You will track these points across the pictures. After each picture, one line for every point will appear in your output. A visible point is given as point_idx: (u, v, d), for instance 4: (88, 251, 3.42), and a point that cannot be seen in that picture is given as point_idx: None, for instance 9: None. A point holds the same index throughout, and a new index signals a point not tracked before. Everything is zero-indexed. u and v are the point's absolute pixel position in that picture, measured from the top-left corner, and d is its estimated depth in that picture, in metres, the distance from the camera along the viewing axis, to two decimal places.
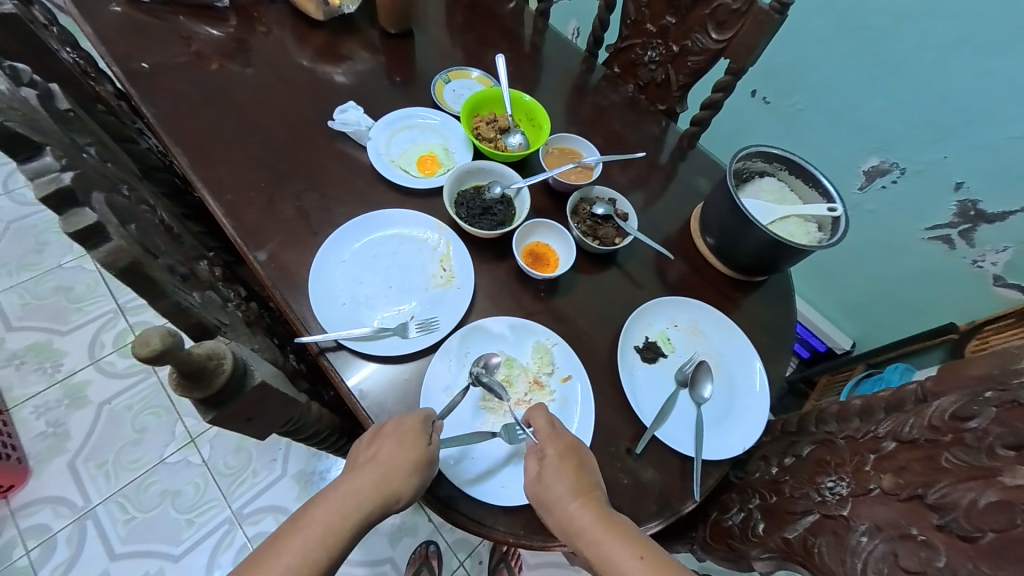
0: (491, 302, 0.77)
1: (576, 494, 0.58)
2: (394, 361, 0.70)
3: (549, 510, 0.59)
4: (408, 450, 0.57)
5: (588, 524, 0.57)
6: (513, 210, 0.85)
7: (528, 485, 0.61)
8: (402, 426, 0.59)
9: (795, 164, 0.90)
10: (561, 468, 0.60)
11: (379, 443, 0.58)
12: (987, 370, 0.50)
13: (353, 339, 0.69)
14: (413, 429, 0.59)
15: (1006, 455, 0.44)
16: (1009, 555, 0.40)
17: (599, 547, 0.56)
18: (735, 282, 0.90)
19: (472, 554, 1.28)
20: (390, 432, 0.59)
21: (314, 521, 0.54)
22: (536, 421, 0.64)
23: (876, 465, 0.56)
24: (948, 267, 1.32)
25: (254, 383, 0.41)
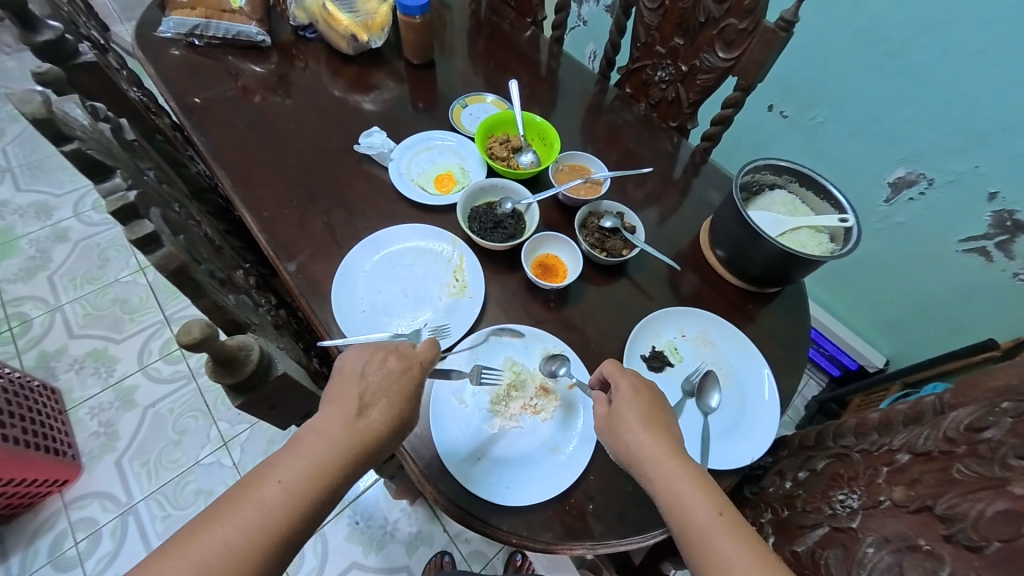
0: (502, 311, 0.80)
1: (646, 424, 0.60)
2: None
3: (619, 439, 0.61)
4: (389, 392, 0.60)
5: (661, 457, 0.58)
6: (523, 224, 0.89)
7: (598, 420, 0.64)
8: (390, 365, 0.61)
9: (806, 175, 0.91)
10: (636, 401, 0.62)
11: (365, 385, 0.60)
12: (1007, 382, 0.49)
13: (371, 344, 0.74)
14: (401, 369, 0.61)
15: (1019, 465, 0.43)
16: (1012, 565, 0.39)
17: (667, 476, 0.57)
18: (747, 293, 0.90)
19: (487, 567, 1.27)
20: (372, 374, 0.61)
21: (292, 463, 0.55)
22: (609, 368, 0.66)
23: (888, 477, 0.55)
24: (988, 281, 1.25)
25: (276, 374, 0.45)
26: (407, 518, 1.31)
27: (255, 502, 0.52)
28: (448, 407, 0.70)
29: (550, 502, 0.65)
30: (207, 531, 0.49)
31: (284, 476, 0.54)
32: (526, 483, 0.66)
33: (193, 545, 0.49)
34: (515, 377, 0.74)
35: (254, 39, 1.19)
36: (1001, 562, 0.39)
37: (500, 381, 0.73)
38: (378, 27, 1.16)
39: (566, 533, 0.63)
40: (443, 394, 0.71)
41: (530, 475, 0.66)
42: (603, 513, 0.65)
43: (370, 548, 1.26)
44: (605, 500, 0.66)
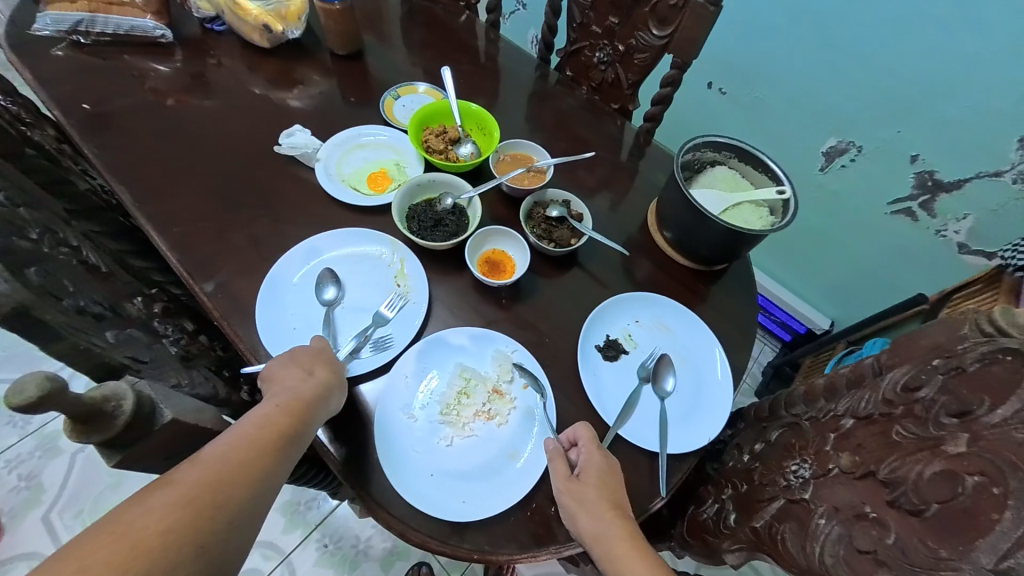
0: (450, 314, 0.76)
1: (609, 507, 0.58)
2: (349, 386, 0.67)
3: (580, 515, 0.58)
4: (326, 367, 0.62)
5: (619, 537, 0.56)
6: (466, 218, 0.84)
7: (559, 486, 0.60)
8: (319, 355, 0.63)
9: (743, 151, 0.92)
10: (602, 476, 0.60)
11: (298, 370, 0.60)
12: (936, 340, 0.50)
13: None
14: (327, 358, 0.64)
15: (951, 423, 0.44)
16: (952, 527, 0.40)
17: (623, 564, 0.56)
18: (697, 272, 0.91)
19: (466, 572, 1.24)
20: (294, 363, 0.61)
21: (242, 440, 0.50)
22: (583, 433, 0.63)
23: (836, 444, 0.55)
24: (916, 239, 1.34)
25: (163, 420, 0.41)
26: (380, 534, 1.26)
27: (216, 485, 0.45)
28: (395, 424, 0.65)
29: (512, 510, 0.62)
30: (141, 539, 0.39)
31: (238, 452, 0.49)
32: (484, 494, 0.62)
33: (138, 540, 0.38)
34: (465, 383, 0.70)
35: (152, 34, 1.06)
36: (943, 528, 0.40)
37: (452, 390, 0.69)
38: (295, 16, 1.07)
39: (530, 541, 0.61)
40: (383, 410, 0.66)
41: (487, 485, 0.63)
42: None
43: (343, 570, 1.20)
44: None
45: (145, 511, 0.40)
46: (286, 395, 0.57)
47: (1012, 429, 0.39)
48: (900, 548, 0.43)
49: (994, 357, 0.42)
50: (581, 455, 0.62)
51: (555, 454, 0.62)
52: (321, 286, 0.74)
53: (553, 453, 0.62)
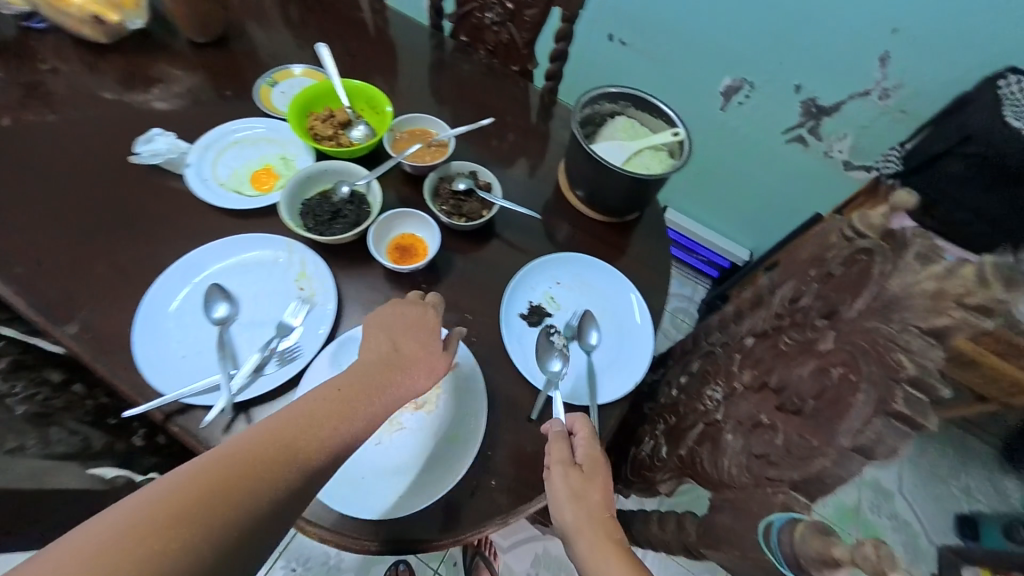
0: (363, 309, 0.71)
1: (594, 500, 0.59)
2: (259, 405, 0.61)
3: (568, 509, 0.58)
4: (409, 344, 0.63)
5: (596, 532, 0.57)
6: (367, 206, 0.78)
7: (551, 476, 0.60)
8: (408, 326, 0.64)
9: (638, 98, 0.93)
10: (592, 470, 0.60)
11: (379, 344, 0.62)
12: (810, 253, 0.54)
13: (199, 394, 0.60)
14: (414, 330, 0.64)
15: (822, 324, 0.48)
16: (824, 417, 0.44)
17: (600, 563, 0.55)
18: (612, 225, 0.92)
19: (445, 559, 1.21)
20: (376, 337, 0.63)
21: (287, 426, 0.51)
22: (580, 425, 0.63)
23: (740, 364, 0.59)
24: (809, 163, 1.44)
25: None
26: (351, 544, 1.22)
27: (239, 478, 0.46)
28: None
29: (454, 491, 0.62)
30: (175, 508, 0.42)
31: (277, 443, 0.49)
32: (421, 485, 0.61)
33: (166, 509, 0.42)
34: None
35: None
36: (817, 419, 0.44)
37: None
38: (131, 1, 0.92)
39: (476, 517, 0.61)
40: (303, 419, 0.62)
41: (423, 474, 0.62)
42: (508, 485, 0.63)
43: None
44: (510, 472, 0.64)
45: (161, 495, 0.42)
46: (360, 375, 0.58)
47: (864, 319, 0.43)
48: (787, 445, 0.46)
49: (855, 259, 0.46)
50: (580, 446, 0.62)
51: (558, 444, 0.61)
52: (209, 305, 0.66)
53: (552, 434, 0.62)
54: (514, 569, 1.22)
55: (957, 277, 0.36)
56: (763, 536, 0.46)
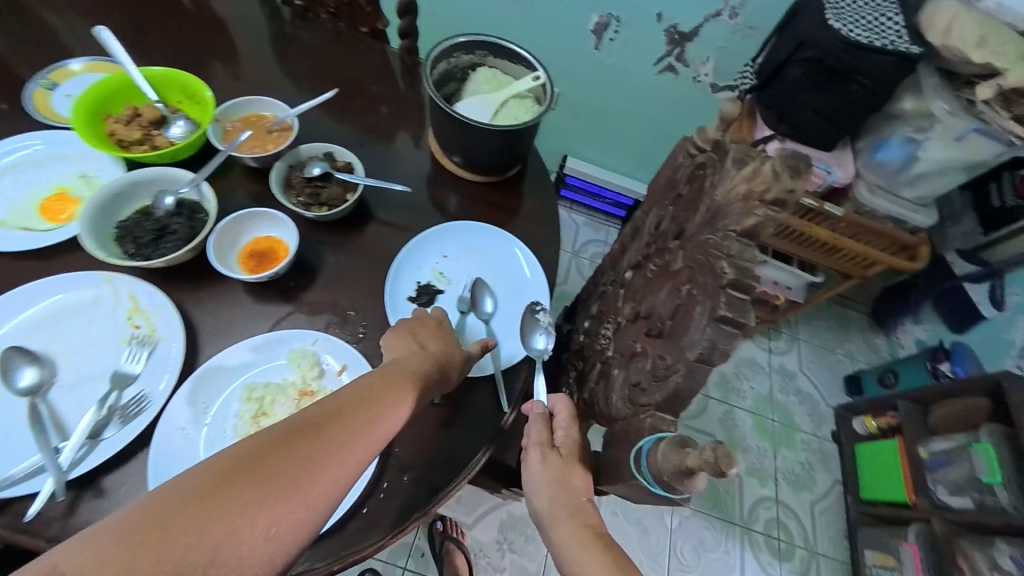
0: (224, 333, 0.62)
1: (570, 484, 0.54)
2: (107, 474, 0.51)
3: (540, 495, 0.54)
4: (437, 342, 0.61)
5: (571, 523, 0.51)
6: (201, 214, 0.66)
7: (530, 460, 0.56)
8: (421, 329, 0.63)
9: (494, 45, 0.87)
10: (570, 454, 0.56)
11: (407, 348, 0.60)
12: (665, 178, 0.57)
13: (17, 483, 0.49)
14: (438, 331, 0.64)
15: (674, 244, 0.49)
16: (677, 333, 0.41)
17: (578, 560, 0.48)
18: (496, 185, 0.89)
19: (411, 553, 1.20)
20: (407, 339, 0.61)
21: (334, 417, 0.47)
22: (560, 403, 0.60)
23: (624, 297, 0.62)
24: (683, 91, 1.50)
25: None
26: None
27: (288, 471, 0.42)
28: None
29: (362, 501, 0.57)
30: (179, 521, 0.36)
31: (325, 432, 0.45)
32: None
33: (166, 518, 0.36)
34: (260, 403, 0.58)
35: None
36: (673, 336, 0.41)
37: (243, 419, 0.57)
38: None
39: (390, 520, 0.57)
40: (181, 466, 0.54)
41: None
42: (422, 476, 0.60)
43: None
44: (421, 464, 0.60)
45: (190, 492, 0.38)
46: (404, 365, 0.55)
47: (700, 233, 0.42)
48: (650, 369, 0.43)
49: (696, 174, 0.51)
50: (562, 428, 0.58)
51: (538, 424, 0.58)
52: (7, 375, 0.53)
53: (533, 414, 0.59)
54: (482, 541, 1.25)
55: (760, 176, 0.36)
56: (634, 463, 0.38)
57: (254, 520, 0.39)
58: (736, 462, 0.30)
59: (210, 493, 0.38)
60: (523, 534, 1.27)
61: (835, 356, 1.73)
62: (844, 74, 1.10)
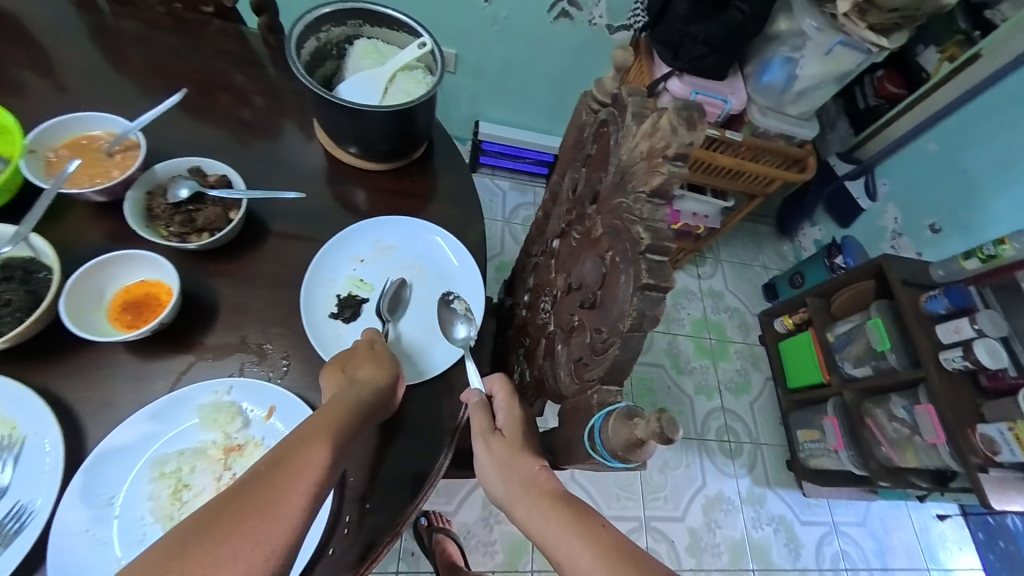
0: (110, 406, 0.53)
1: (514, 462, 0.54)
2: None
3: (494, 480, 0.55)
4: (370, 369, 0.57)
5: (529, 495, 0.52)
6: (40, 274, 0.54)
7: (477, 451, 0.56)
8: (349, 365, 0.58)
9: (366, 12, 0.77)
10: (512, 437, 0.57)
11: (346, 375, 0.57)
12: (573, 139, 0.56)
13: None
14: (367, 358, 0.58)
15: (592, 210, 0.48)
16: (604, 304, 0.41)
17: (543, 524, 0.49)
18: (402, 171, 0.81)
19: (400, 555, 1.22)
20: (337, 380, 0.56)
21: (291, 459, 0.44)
22: (495, 386, 0.60)
23: (555, 269, 0.60)
24: (580, 36, 1.46)
25: None
26: None
27: (241, 522, 0.38)
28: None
29: (325, 542, 0.52)
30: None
31: (283, 475, 0.43)
32: None
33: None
34: (177, 476, 0.51)
35: None
36: (602, 306, 0.41)
37: (160, 499, 0.50)
38: None
39: (355, 558, 0.53)
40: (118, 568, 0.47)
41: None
42: (383, 502, 0.55)
43: None
44: (378, 489, 0.56)
45: (160, 556, 0.35)
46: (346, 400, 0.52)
47: (612, 198, 0.40)
48: (587, 341, 0.44)
49: (601, 132, 0.49)
50: (501, 411, 0.59)
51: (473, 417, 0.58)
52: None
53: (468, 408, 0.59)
54: (469, 523, 1.29)
55: (658, 131, 0.34)
56: (588, 441, 0.38)
57: (240, 559, 0.37)
58: (679, 426, 0.31)
59: (182, 548, 0.36)
60: None
61: (753, 269, 1.90)
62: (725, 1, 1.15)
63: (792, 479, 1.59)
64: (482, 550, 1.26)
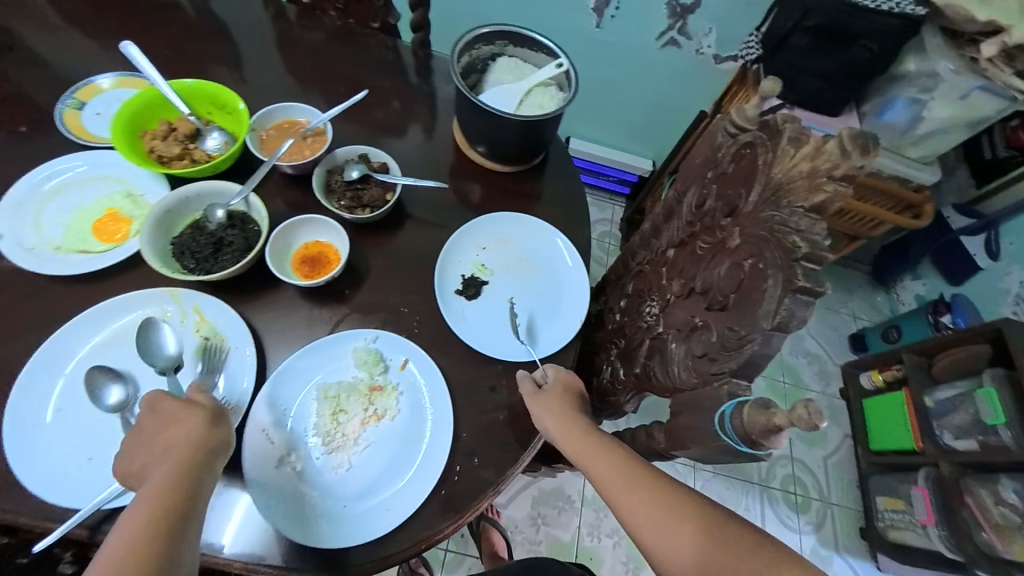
0: (287, 337, 0.65)
1: (566, 425, 0.61)
2: None
3: (548, 424, 0.61)
4: (192, 421, 0.52)
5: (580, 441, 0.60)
6: (252, 225, 0.68)
7: (530, 402, 0.63)
8: (165, 423, 0.53)
9: (514, 34, 0.88)
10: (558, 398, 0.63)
11: (160, 434, 0.52)
12: (705, 156, 0.59)
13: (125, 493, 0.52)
14: (190, 407, 0.54)
15: (728, 221, 0.52)
16: (744, 304, 0.46)
17: (595, 461, 0.59)
18: (521, 174, 0.89)
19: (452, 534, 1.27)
20: (157, 441, 0.52)
21: (147, 517, 0.46)
22: (555, 375, 0.66)
23: (669, 276, 0.63)
24: (686, 64, 1.49)
25: None
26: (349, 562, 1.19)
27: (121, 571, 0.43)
28: (273, 482, 0.57)
29: (439, 483, 0.60)
30: None
31: (145, 532, 0.45)
32: (400, 491, 0.59)
33: None
34: (334, 402, 0.63)
35: None
36: (738, 307, 0.46)
37: (320, 418, 0.62)
38: None
39: (464, 502, 0.59)
40: (241, 486, 0.57)
41: (401, 482, 0.60)
42: (490, 459, 0.62)
43: None
44: (486, 447, 0.63)
45: None
46: (176, 463, 0.50)
47: (760, 210, 0.46)
48: (719, 340, 0.46)
49: (741, 153, 0.52)
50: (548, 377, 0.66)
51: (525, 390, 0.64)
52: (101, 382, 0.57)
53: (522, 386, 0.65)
54: (517, 517, 1.32)
55: (825, 154, 0.40)
56: (719, 425, 0.43)
57: None
58: (823, 413, 0.34)
59: None
60: (556, 506, 1.35)
61: (841, 317, 1.78)
62: (851, 38, 1.12)
63: (865, 548, 1.46)
64: (526, 546, 1.28)
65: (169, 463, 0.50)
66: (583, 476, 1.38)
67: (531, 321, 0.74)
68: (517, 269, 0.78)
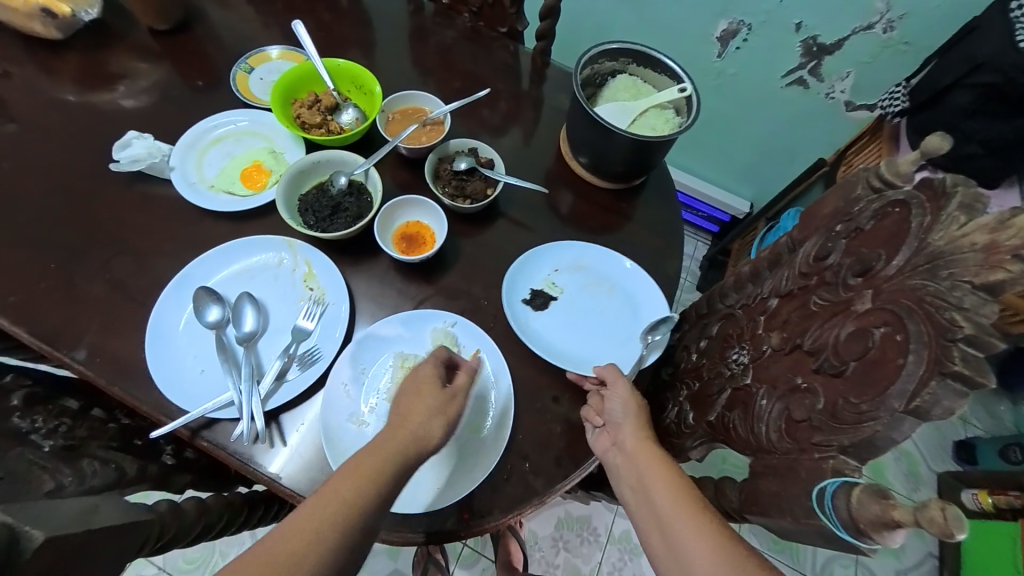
0: (377, 305, 0.70)
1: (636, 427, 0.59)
2: (291, 409, 0.62)
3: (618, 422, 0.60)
4: (421, 419, 0.55)
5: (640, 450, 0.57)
6: (367, 197, 0.75)
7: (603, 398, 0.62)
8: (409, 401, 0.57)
9: (639, 53, 0.87)
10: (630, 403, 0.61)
11: (402, 403, 0.57)
12: (835, 207, 0.53)
13: (223, 408, 0.60)
14: (422, 405, 0.57)
15: (856, 283, 0.47)
16: (868, 379, 0.43)
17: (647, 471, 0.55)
18: (618, 192, 0.87)
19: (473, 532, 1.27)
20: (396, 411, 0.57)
21: (358, 483, 0.50)
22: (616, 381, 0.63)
23: (766, 325, 0.58)
24: (812, 108, 1.38)
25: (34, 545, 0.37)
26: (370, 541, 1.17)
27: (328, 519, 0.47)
28: (344, 434, 0.61)
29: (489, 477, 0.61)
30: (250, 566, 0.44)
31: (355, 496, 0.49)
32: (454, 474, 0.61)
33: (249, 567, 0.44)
34: (408, 372, 0.66)
35: None
36: (861, 379, 0.43)
37: (393, 385, 0.65)
38: None
39: (511, 501, 0.60)
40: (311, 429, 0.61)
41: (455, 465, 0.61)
42: (542, 467, 0.62)
43: None
44: (541, 454, 0.63)
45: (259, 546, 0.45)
46: (400, 440, 0.54)
47: (907, 277, 0.42)
48: (828, 410, 0.45)
49: (885, 212, 0.46)
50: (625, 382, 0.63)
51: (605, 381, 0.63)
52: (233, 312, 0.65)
53: (604, 375, 0.64)
54: (539, 534, 1.29)
55: (1007, 227, 0.35)
56: (815, 501, 0.43)
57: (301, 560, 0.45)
58: (965, 525, 0.32)
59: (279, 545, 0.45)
60: (580, 534, 1.30)
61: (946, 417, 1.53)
62: None
63: None
64: (542, 566, 1.25)
65: (393, 443, 0.53)
66: (614, 511, 1.32)
67: (608, 347, 0.72)
68: (594, 291, 0.77)
